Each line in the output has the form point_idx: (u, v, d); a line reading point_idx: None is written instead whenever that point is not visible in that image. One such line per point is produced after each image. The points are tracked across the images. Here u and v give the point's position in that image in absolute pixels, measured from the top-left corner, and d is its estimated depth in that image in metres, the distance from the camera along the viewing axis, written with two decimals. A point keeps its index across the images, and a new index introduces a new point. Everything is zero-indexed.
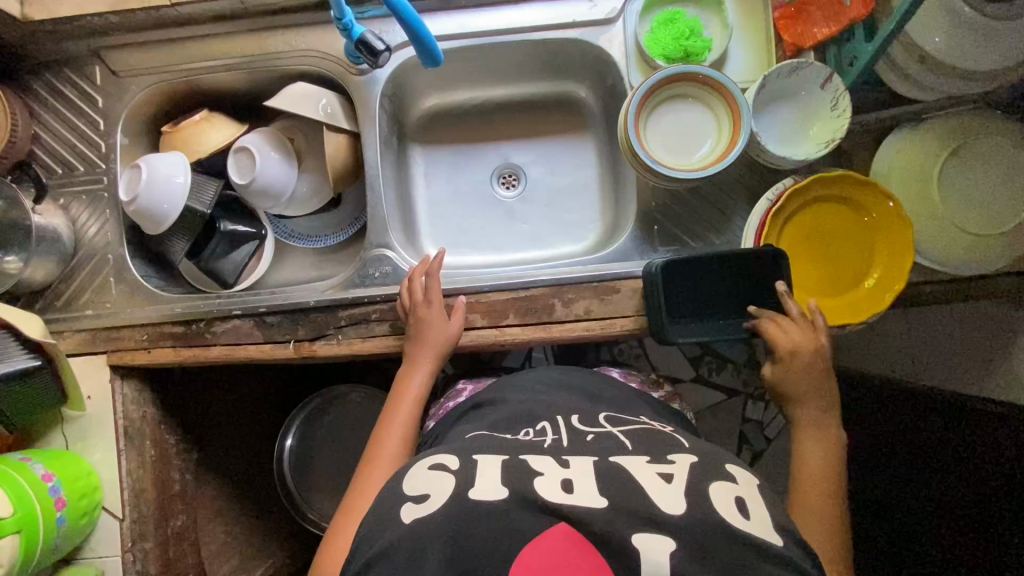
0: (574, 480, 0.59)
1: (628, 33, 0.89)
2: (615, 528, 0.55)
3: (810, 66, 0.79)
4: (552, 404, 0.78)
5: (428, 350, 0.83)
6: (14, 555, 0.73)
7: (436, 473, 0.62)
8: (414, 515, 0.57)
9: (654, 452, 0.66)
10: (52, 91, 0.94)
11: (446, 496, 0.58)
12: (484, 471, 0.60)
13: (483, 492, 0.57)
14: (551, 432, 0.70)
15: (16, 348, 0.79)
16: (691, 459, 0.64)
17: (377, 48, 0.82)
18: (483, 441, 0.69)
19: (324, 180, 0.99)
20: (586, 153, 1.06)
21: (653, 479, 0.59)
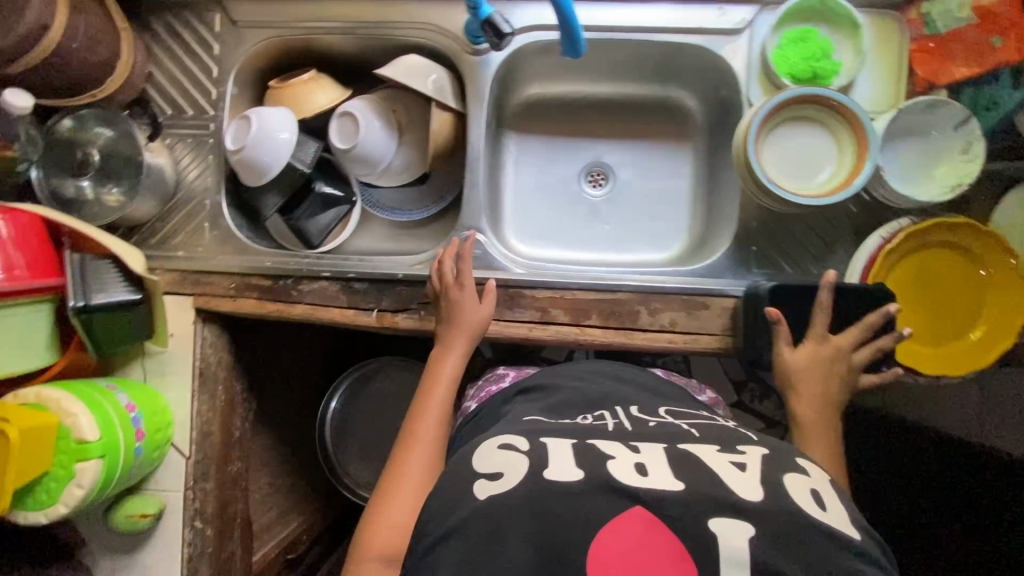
0: (648, 464, 0.56)
1: (755, 46, 0.87)
2: (690, 514, 0.51)
3: (949, 106, 0.77)
4: (611, 395, 0.77)
5: (461, 332, 0.81)
6: (97, 479, 0.76)
7: (505, 451, 0.59)
8: (489, 491, 0.55)
9: (724, 441, 0.61)
10: (169, 31, 0.95)
11: (520, 474, 0.56)
12: (558, 451, 0.59)
13: (559, 474, 0.55)
14: (611, 418, 0.70)
15: (116, 280, 0.80)
16: (762, 451, 0.59)
17: (503, 29, 0.81)
18: (548, 423, 0.68)
19: (420, 154, 0.99)
20: (682, 162, 1.04)
21: (727, 467, 0.55)
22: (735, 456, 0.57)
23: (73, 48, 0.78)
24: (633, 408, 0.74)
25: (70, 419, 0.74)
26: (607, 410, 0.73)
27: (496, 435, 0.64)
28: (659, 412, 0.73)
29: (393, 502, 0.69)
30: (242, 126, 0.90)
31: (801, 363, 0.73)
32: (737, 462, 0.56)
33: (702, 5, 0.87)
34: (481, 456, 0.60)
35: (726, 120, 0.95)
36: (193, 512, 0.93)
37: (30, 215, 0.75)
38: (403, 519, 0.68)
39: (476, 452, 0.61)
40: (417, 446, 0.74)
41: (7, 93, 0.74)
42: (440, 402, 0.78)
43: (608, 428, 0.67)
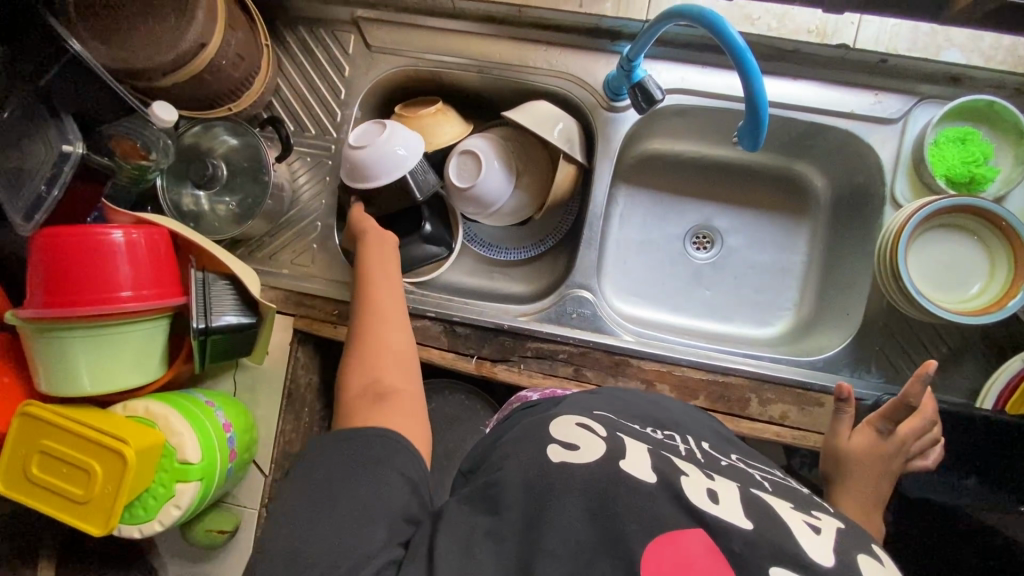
0: (721, 493, 0.50)
1: (907, 139, 0.83)
2: (755, 554, 0.45)
3: None
4: (689, 424, 0.68)
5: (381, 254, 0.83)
6: (192, 500, 0.75)
7: (583, 430, 0.57)
8: (560, 457, 0.52)
9: (797, 500, 0.53)
10: (302, 47, 0.94)
11: (596, 453, 0.53)
12: (635, 452, 0.54)
13: (634, 467, 0.51)
14: (682, 441, 0.62)
15: (231, 301, 0.79)
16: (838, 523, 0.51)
17: (655, 96, 0.78)
18: (619, 423, 0.61)
19: (532, 199, 0.98)
20: (796, 238, 1.01)
21: (801, 525, 0.48)
22: (811, 517, 0.50)
23: (221, 64, 0.77)
24: (705, 442, 0.64)
25: (176, 438, 0.74)
26: (677, 433, 0.64)
27: (571, 413, 0.62)
28: (733, 454, 0.63)
29: (365, 370, 0.68)
30: (366, 133, 0.87)
31: (855, 450, 0.70)
32: (811, 524, 0.49)
33: (857, 90, 0.84)
34: (558, 424, 0.58)
35: (858, 207, 0.92)
36: (265, 530, 0.92)
37: (161, 229, 0.74)
38: (382, 394, 0.66)
39: (553, 424, 0.58)
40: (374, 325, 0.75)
41: (156, 105, 0.74)
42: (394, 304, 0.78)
43: (679, 452, 0.59)
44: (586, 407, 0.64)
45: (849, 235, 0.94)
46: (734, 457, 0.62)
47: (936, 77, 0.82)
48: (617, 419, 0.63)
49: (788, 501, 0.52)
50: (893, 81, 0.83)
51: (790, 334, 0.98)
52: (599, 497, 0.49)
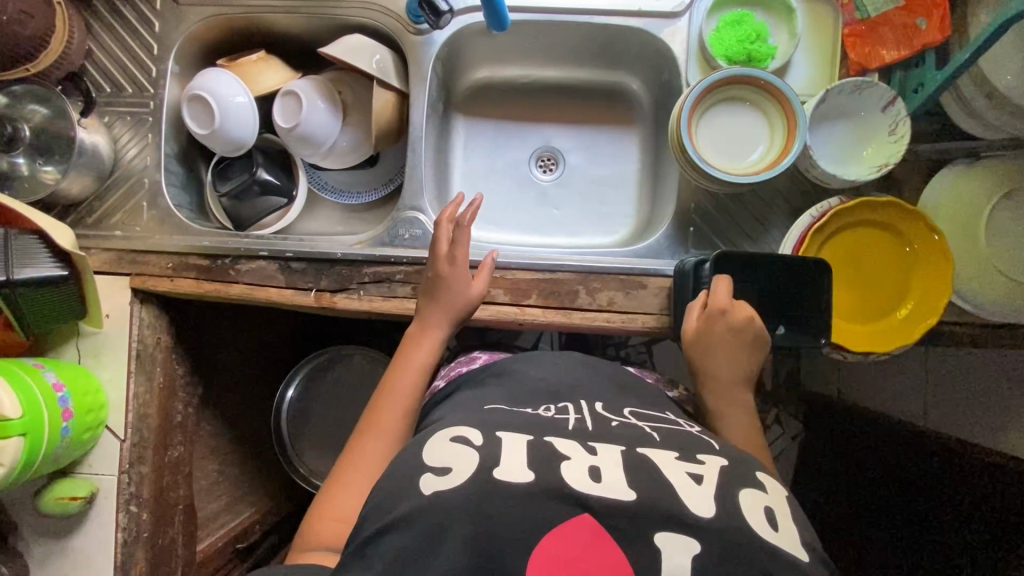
0: (602, 468, 0.53)
1: (693, 27, 0.88)
2: (639, 529, 0.48)
3: (874, 87, 0.78)
4: (576, 387, 0.72)
5: (444, 312, 0.80)
6: (16, 458, 0.74)
7: (456, 444, 0.56)
8: (435, 487, 0.52)
9: (684, 449, 0.58)
10: (110, 9, 0.93)
11: (469, 471, 0.52)
12: (511, 450, 0.55)
13: (510, 473, 0.52)
14: (575, 412, 0.65)
15: (43, 255, 0.79)
16: (722, 462, 0.56)
17: (439, 7, 0.82)
18: (510, 415, 0.63)
19: (365, 137, 0.99)
20: (629, 145, 1.05)
21: (682, 477, 0.52)
22: (695, 467, 0.54)
23: (2, 20, 0.78)
24: (599, 403, 0.68)
25: None
26: (572, 404, 0.67)
27: (452, 427, 0.61)
28: (625, 411, 0.67)
29: (346, 486, 0.67)
30: (204, 90, 0.91)
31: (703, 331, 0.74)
32: (694, 473, 0.53)
33: None
34: (433, 445, 0.57)
35: (668, 103, 0.96)
36: (128, 496, 0.91)
37: None
38: (348, 515, 0.65)
39: (426, 445, 0.58)
40: (377, 435, 0.72)
41: None
42: (405, 404, 0.75)
43: (568, 426, 0.62)
44: (479, 403, 0.69)
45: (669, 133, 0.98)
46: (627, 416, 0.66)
47: None
48: (509, 411, 0.65)
49: (673, 451, 0.57)
50: None
51: (632, 238, 1.02)
52: (479, 503, 0.50)
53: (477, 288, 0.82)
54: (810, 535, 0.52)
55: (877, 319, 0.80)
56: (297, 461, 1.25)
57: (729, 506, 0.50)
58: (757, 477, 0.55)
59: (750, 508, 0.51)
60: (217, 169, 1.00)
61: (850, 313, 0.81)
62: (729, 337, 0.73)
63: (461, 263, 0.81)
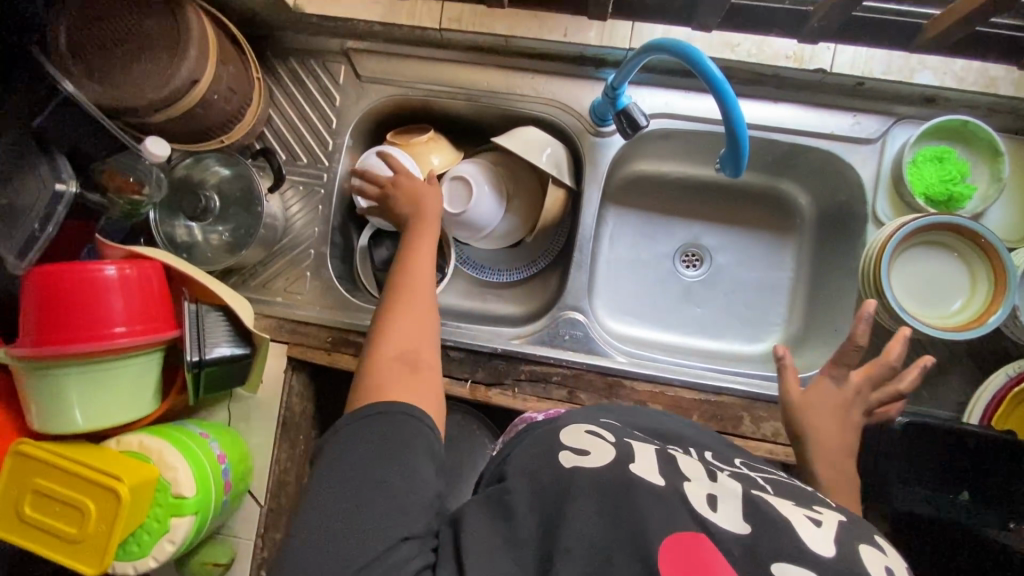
0: (721, 497, 0.50)
1: (887, 158, 0.85)
2: (758, 560, 0.45)
3: None
4: (686, 435, 0.68)
5: (428, 223, 0.80)
6: (186, 535, 0.75)
7: (592, 436, 0.57)
8: (575, 461, 0.53)
9: (800, 499, 0.54)
10: (294, 79, 0.95)
11: (608, 457, 0.54)
12: (644, 454, 0.55)
13: (646, 471, 0.52)
14: (691, 453, 0.62)
15: (227, 331, 0.80)
16: (840, 516, 0.51)
17: (639, 123, 0.80)
18: (624, 430, 0.63)
19: (523, 224, 0.99)
20: (784, 254, 1.02)
21: (802, 521, 0.49)
22: (812, 511, 0.50)
23: (214, 98, 0.78)
24: (708, 452, 0.64)
25: (171, 473, 0.74)
26: (682, 446, 0.64)
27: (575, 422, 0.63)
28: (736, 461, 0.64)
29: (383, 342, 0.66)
30: (383, 156, 0.87)
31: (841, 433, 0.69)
32: (812, 518, 0.49)
33: (836, 112, 0.86)
34: (566, 433, 0.58)
35: (843, 224, 0.93)
36: (260, 562, 0.91)
37: (155, 264, 0.74)
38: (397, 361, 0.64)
39: (562, 431, 0.59)
40: (407, 308, 0.69)
41: (149, 141, 0.74)
42: (423, 281, 0.73)
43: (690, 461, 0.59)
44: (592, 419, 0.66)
45: (835, 253, 0.95)
46: (737, 463, 0.62)
47: (912, 97, 0.84)
48: (624, 429, 0.64)
49: (788, 501, 0.52)
50: (871, 102, 0.85)
51: (781, 350, 0.99)
52: None
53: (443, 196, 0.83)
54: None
55: None
56: None
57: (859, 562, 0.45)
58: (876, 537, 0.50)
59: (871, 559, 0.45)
60: (369, 238, 1.00)
61: None
62: (836, 417, 0.68)
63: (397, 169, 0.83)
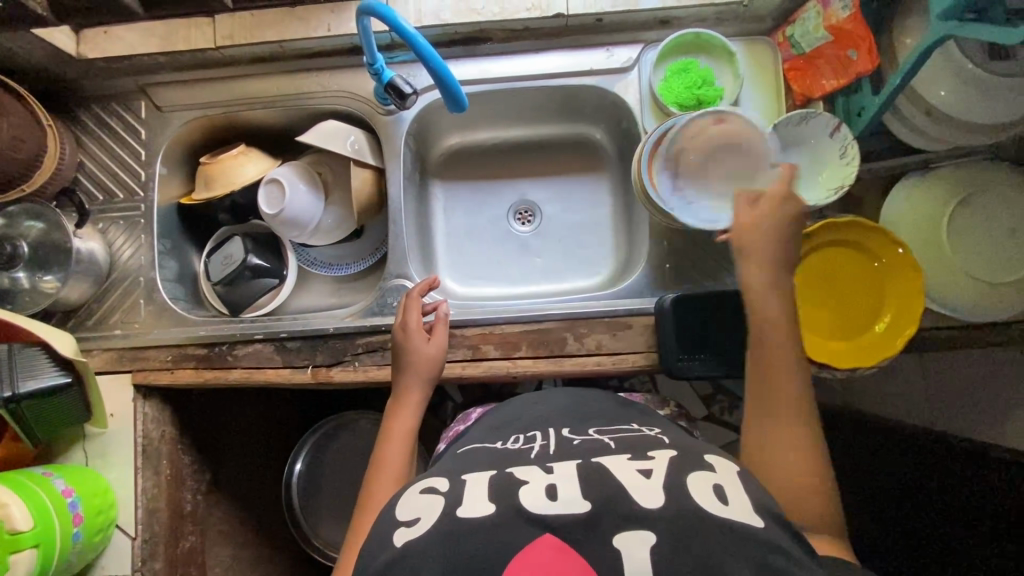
0: (560, 485, 0.55)
1: (643, 80, 0.93)
2: (597, 532, 0.51)
3: (819, 116, 0.83)
4: (546, 417, 0.75)
5: (416, 376, 0.82)
6: (30, 569, 0.75)
7: (427, 495, 0.60)
8: (407, 539, 0.55)
9: (634, 449, 0.63)
10: (99, 123, 1.00)
11: (436, 515, 0.56)
12: (473, 488, 0.58)
13: (470, 509, 0.55)
14: (541, 438, 0.68)
15: (46, 362, 0.81)
16: (670, 454, 0.60)
17: (405, 91, 0.86)
18: (476, 456, 0.67)
19: (349, 213, 1.04)
20: (600, 191, 1.09)
21: (631, 474, 0.56)
22: (643, 465, 0.58)
23: None
24: (565, 428, 0.70)
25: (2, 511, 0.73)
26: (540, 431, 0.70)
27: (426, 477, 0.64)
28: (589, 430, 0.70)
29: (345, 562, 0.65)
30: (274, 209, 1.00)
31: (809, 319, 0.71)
32: (642, 470, 0.57)
33: (590, 49, 0.94)
34: (405, 501, 0.60)
35: (633, 149, 1.01)
36: None
37: None
38: None
39: (401, 501, 0.61)
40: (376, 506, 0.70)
41: None
42: (396, 470, 0.74)
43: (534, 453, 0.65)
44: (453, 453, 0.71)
45: None
46: (591, 432, 0.69)
47: (650, 23, 0.93)
48: (480, 448, 0.69)
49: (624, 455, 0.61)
50: (617, 35, 0.94)
51: (615, 277, 1.05)
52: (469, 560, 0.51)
53: (438, 342, 0.85)
54: (761, 501, 0.55)
55: (857, 334, 0.82)
56: (312, 533, 1.23)
57: (677, 494, 0.53)
58: (703, 459, 0.60)
59: (698, 489, 0.54)
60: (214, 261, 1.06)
61: (831, 330, 0.83)
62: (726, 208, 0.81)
63: (415, 324, 0.85)
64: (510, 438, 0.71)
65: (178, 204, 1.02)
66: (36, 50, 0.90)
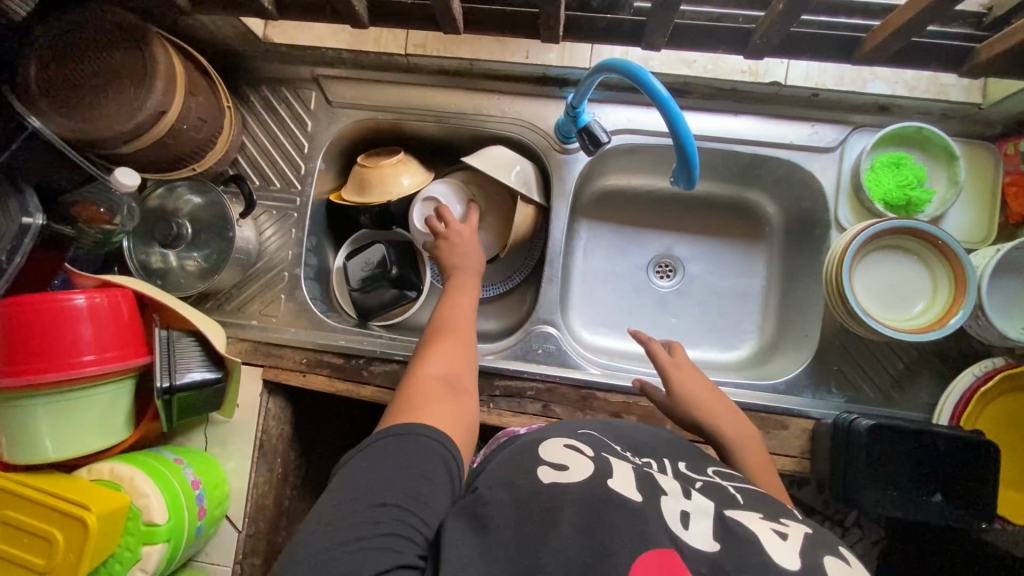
0: (692, 515, 0.51)
1: (846, 165, 0.87)
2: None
3: None
4: (667, 443, 0.67)
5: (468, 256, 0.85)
6: (159, 562, 0.74)
7: (571, 450, 0.58)
8: (552, 478, 0.53)
9: (766, 508, 0.54)
10: (267, 107, 0.97)
11: (585, 474, 0.54)
12: (620, 469, 0.55)
13: (623, 487, 0.53)
14: (658, 464, 0.60)
15: (197, 356, 0.80)
16: (805, 528, 0.51)
17: (601, 139, 0.82)
18: (603, 445, 0.62)
19: (496, 241, 1.01)
20: (755, 262, 1.03)
21: (767, 532, 0.49)
22: (779, 524, 0.51)
23: (184, 128, 0.80)
24: (683, 463, 0.62)
25: (142, 500, 0.73)
26: (657, 458, 0.62)
27: (552, 436, 0.61)
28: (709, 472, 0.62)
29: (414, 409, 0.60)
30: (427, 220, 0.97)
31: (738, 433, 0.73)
32: (778, 530, 0.50)
33: (794, 122, 0.88)
34: (545, 446, 0.58)
35: (808, 232, 0.95)
36: None
37: (125, 291, 0.75)
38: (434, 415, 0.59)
39: (541, 446, 0.59)
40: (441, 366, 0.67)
41: (118, 171, 0.76)
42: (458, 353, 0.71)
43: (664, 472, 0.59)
44: (571, 427, 0.66)
45: (805, 259, 0.96)
46: (714, 473, 0.61)
47: (867, 107, 0.86)
48: (601, 438, 0.63)
49: (757, 510, 0.53)
50: (827, 112, 0.87)
51: (756, 357, 1.00)
52: None
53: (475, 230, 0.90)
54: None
55: None
56: None
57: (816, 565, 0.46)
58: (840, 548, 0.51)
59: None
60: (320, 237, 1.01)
61: (1015, 481, 0.76)
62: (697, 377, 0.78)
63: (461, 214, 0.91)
64: (631, 450, 0.63)
65: (328, 200, 1.00)
66: (230, 26, 0.87)
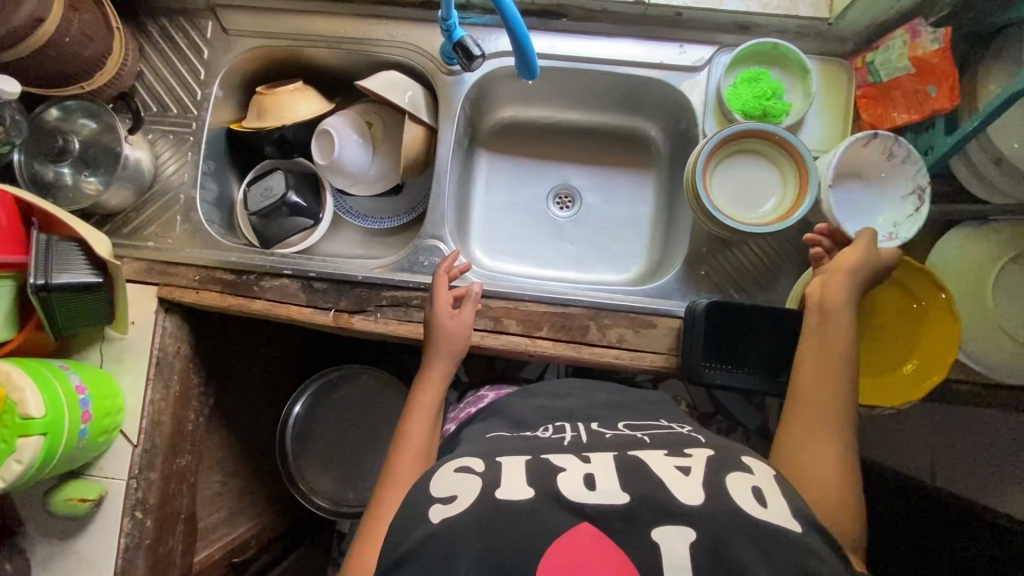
0: (597, 475, 0.53)
1: (712, 82, 0.92)
2: (636, 525, 0.48)
3: (879, 138, 0.80)
4: (576, 408, 0.72)
5: (444, 346, 0.81)
6: (35, 456, 0.76)
7: (461, 474, 0.55)
8: (444, 515, 0.51)
9: (671, 446, 0.58)
10: (164, 36, 1.00)
11: (474, 495, 0.52)
12: (510, 470, 0.54)
13: (512, 493, 0.52)
14: (570, 430, 0.65)
15: (80, 262, 0.83)
16: (707, 452, 0.56)
17: (473, 52, 0.85)
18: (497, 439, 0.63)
19: (393, 167, 1.05)
20: (644, 189, 1.08)
21: (668, 469, 0.53)
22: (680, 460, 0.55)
23: (66, 42, 0.82)
24: (594, 424, 0.68)
25: (18, 394, 0.75)
26: (568, 423, 0.68)
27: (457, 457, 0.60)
28: (619, 424, 0.67)
29: (370, 547, 0.63)
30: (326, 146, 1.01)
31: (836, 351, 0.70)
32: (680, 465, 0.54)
33: (663, 42, 0.92)
34: (436, 481, 0.56)
35: (685, 150, 1.00)
36: (134, 502, 0.92)
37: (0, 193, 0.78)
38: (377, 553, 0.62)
39: (433, 478, 0.57)
40: (394, 485, 0.68)
41: None
42: (416, 454, 0.72)
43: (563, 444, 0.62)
44: (480, 434, 0.69)
45: None
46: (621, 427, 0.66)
47: (728, 26, 0.92)
48: (505, 436, 0.65)
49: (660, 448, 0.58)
50: (694, 32, 0.92)
51: (644, 275, 1.05)
52: (483, 521, 0.49)
53: (462, 317, 0.84)
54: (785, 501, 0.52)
55: (883, 373, 0.81)
56: (298, 477, 1.23)
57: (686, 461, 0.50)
58: (741, 458, 0.56)
59: (736, 488, 0.51)
60: (223, 171, 1.04)
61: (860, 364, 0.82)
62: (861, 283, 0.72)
63: (443, 297, 0.85)
64: (539, 427, 0.68)
65: (228, 129, 1.03)
66: None
